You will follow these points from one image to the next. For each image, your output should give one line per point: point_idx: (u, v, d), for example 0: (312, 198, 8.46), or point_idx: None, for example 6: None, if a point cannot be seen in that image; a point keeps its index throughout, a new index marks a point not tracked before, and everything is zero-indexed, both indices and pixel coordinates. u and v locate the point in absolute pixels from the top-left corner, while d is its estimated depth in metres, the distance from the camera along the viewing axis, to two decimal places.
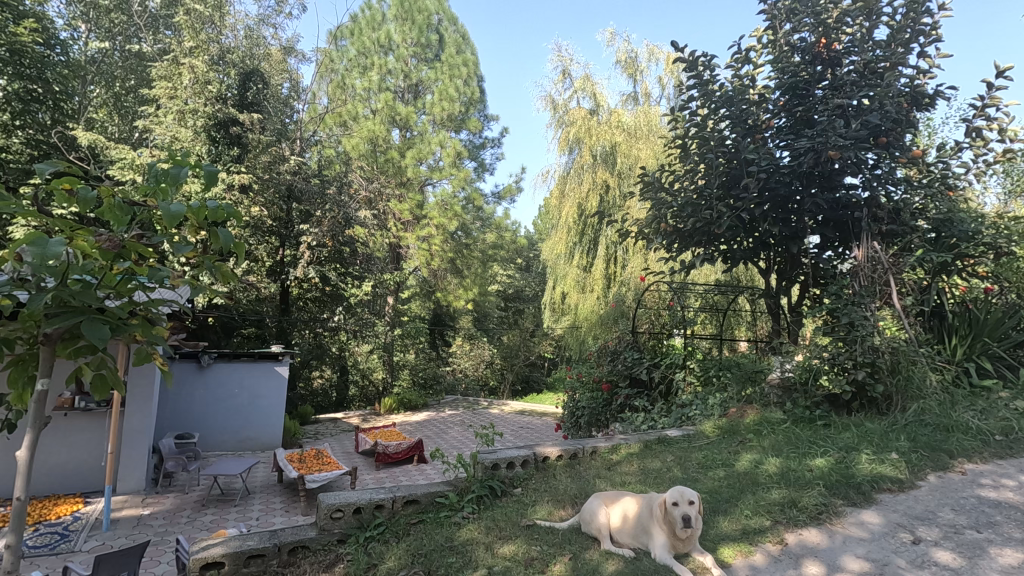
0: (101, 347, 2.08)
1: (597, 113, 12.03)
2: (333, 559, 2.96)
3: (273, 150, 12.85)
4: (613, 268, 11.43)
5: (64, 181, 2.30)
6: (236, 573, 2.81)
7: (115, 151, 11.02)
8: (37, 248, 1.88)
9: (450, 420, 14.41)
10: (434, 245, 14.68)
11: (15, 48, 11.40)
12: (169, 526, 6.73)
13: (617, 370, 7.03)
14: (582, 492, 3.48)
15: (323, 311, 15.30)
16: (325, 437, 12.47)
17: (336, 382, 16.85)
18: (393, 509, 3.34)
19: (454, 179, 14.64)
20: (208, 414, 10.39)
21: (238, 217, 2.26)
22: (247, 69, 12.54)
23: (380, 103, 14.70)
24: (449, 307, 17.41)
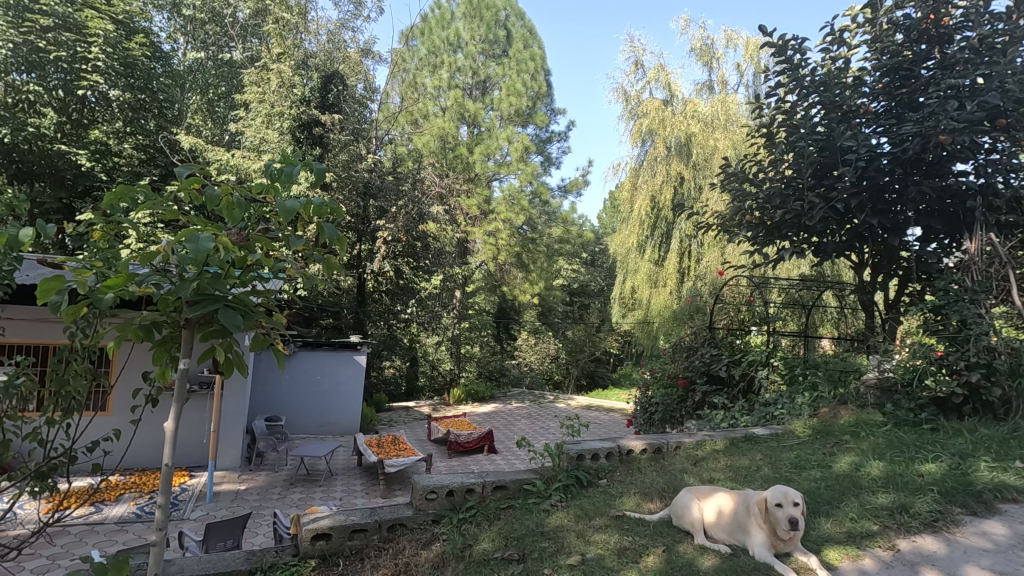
0: (235, 331, 2.31)
1: (671, 103, 11.76)
2: (429, 537, 3.10)
3: (351, 149, 13.47)
4: (687, 262, 11.16)
5: (193, 181, 2.48)
6: (342, 544, 3.00)
7: (213, 152, 11.96)
8: (193, 243, 2.13)
9: (518, 412, 14.57)
10: (501, 239, 14.75)
11: (127, 61, 12.68)
12: (264, 501, 7.26)
13: (693, 366, 6.85)
14: (669, 487, 3.47)
15: (396, 304, 15.50)
16: (398, 425, 12.96)
17: (407, 371, 17.49)
18: (482, 494, 3.46)
19: (522, 173, 14.69)
20: (294, 399, 11.08)
21: (341, 213, 2.43)
22: (327, 73, 13.21)
23: (450, 100, 15.04)
24: (515, 301, 17.59)
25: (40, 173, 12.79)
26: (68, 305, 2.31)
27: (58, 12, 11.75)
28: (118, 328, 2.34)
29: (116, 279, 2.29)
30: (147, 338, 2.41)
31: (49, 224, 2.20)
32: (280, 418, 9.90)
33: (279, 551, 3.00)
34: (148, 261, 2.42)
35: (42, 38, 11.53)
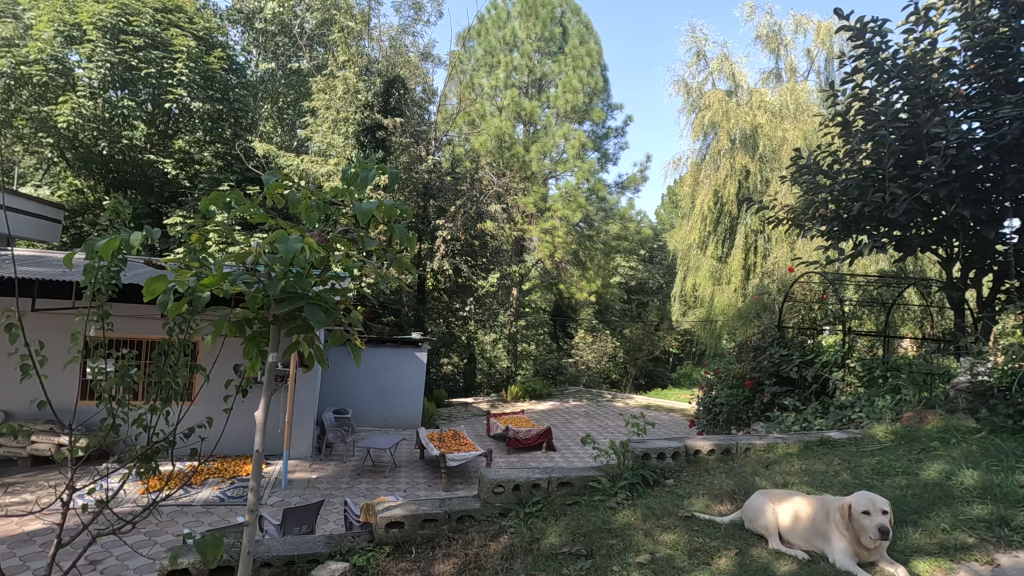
0: (319, 327, 2.45)
1: (735, 94, 11.35)
2: (497, 529, 3.17)
3: (412, 151, 13.82)
4: (753, 259, 10.77)
5: (276, 186, 2.67)
6: (414, 533, 3.12)
7: (284, 158, 12.60)
8: (282, 245, 2.28)
9: (576, 411, 14.51)
10: (558, 237, 14.68)
11: (207, 74, 13.74)
12: (333, 490, 7.61)
13: (762, 367, 6.59)
14: (740, 488, 3.39)
15: (454, 302, 15.82)
16: (458, 421, 13.21)
17: (464, 368, 17.76)
18: (548, 489, 3.49)
19: (579, 170, 14.62)
20: (359, 392, 11.54)
21: (410, 215, 2.55)
22: (390, 77, 13.56)
23: (506, 99, 15.14)
24: (572, 299, 17.55)
25: (133, 181, 13.89)
26: (171, 302, 2.52)
27: (149, 32, 12.75)
28: (215, 325, 2.54)
29: (211, 278, 2.47)
30: (240, 333, 2.60)
31: (156, 228, 2.40)
32: (346, 410, 10.33)
33: (355, 537, 3.16)
34: (239, 261, 2.61)
35: (135, 57, 12.52)
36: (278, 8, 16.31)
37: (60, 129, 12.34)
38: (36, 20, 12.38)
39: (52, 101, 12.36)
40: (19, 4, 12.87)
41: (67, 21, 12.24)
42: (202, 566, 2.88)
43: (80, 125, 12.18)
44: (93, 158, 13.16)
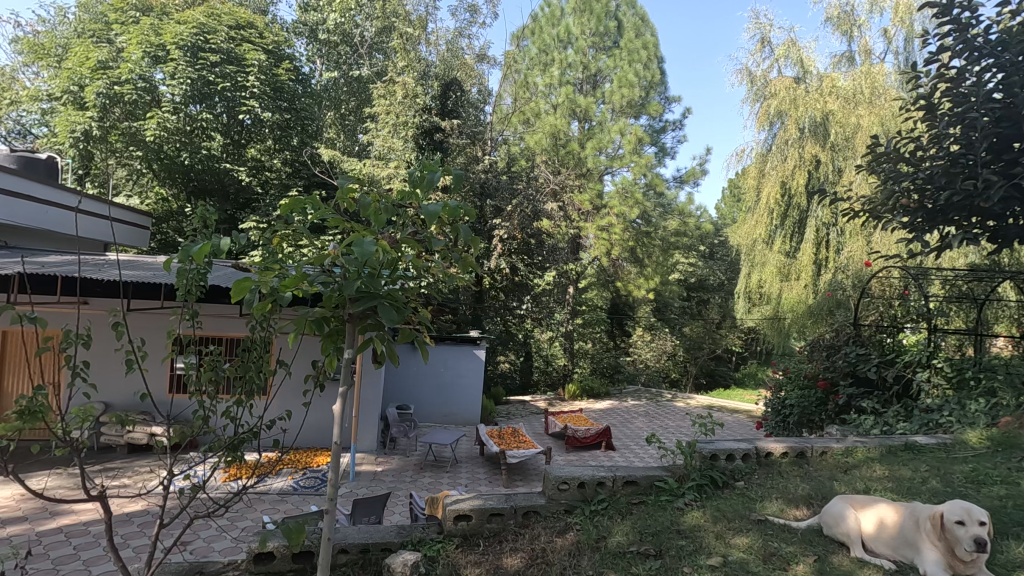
0: (391, 326, 2.57)
1: (803, 80, 10.82)
2: (563, 526, 3.20)
3: (468, 152, 14.00)
4: (825, 253, 10.24)
5: (348, 191, 2.81)
6: (481, 526, 3.19)
7: (348, 163, 13.10)
8: (359, 247, 2.41)
9: (635, 410, 14.29)
10: (614, 234, 14.49)
11: (276, 85, 14.47)
12: (398, 483, 7.87)
13: (836, 367, 6.24)
14: (817, 493, 3.26)
15: (512, 300, 15.98)
16: (516, 418, 13.31)
17: (521, 366, 17.86)
18: (613, 488, 3.48)
19: (635, 166, 14.27)
20: (420, 389, 11.85)
21: (474, 214, 2.61)
22: (447, 80, 13.77)
23: (562, 97, 15.05)
24: (629, 297, 17.28)
25: (211, 189, 14.82)
26: (256, 301, 2.69)
27: (224, 49, 13.59)
28: (297, 323, 2.70)
29: (291, 279, 2.63)
30: (318, 330, 2.75)
31: (240, 233, 2.60)
32: (409, 406, 10.63)
33: (425, 528, 3.26)
34: (316, 264, 2.76)
35: (212, 72, 13.38)
36: (340, 18, 16.91)
37: (148, 143, 13.34)
38: (126, 43, 13.40)
39: (140, 117, 13.34)
40: (111, 29, 13.97)
41: (153, 42, 13.16)
42: (284, 551, 3.06)
43: (165, 138, 13.09)
44: (176, 167, 14.16)
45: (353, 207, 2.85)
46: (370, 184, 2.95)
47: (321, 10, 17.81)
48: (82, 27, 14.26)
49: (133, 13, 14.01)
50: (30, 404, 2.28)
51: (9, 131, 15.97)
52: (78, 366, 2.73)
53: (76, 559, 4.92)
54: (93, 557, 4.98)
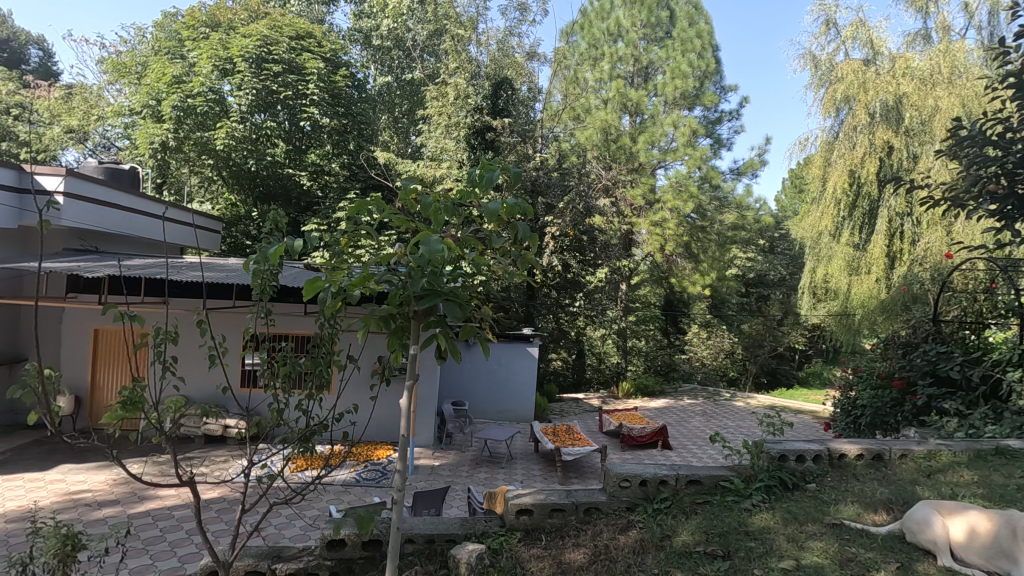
0: (455, 322, 2.64)
1: (873, 63, 10.22)
2: (626, 524, 3.18)
3: (519, 150, 14.03)
4: (899, 245, 9.64)
5: (410, 192, 2.89)
6: (543, 521, 3.22)
7: (403, 165, 13.45)
8: (425, 247, 2.48)
9: (692, 409, 13.96)
10: (668, 229, 14.15)
11: (334, 92, 15.01)
12: (455, 477, 8.03)
13: (915, 366, 5.86)
14: (899, 499, 3.12)
15: (564, 298, 16.00)
16: (569, 416, 13.27)
17: (573, 363, 17.79)
18: (676, 487, 3.42)
19: (689, 159, 13.62)
20: (474, 386, 12.00)
21: (533, 212, 2.65)
22: (498, 80, 13.82)
23: (612, 91, 14.70)
24: (684, 293, 16.87)
25: (275, 194, 15.53)
26: (328, 299, 2.80)
27: (286, 59, 14.23)
28: (365, 320, 2.81)
29: (360, 278, 2.74)
30: (385, 327, 2.87)
31: (311, 236, 2.73)
32: (464, 403, 10.78)
33: (488, 522, 3.32)
34: (381, 263, 2.86)
35: (275, 82, 14.00)
36: (393, 23, 17.29)
37: (218, 152, 14.08)
38: (198, 58, 14.19)
39: (210, 127, 14.11)
40: (184, 45, 14.85)
41: (222, 56, 13.89)
42: (355, 538, 3.20)
43: (233, 147, 13.82)
44: (243, 174, 14.93)
45: (415, 207, 2.94)
46: (430, 184, 3.02)
47: (375, 17, 18.31)
48: (158, 44, 15.22)
49: (203, 29, 14.83)
50: (130, 394, 2.48)
51: (95, 144, 17.25)
52: (168, 361, 2.94)
53: (163, 541, 5.29)
54: (177, 539, 5.35)
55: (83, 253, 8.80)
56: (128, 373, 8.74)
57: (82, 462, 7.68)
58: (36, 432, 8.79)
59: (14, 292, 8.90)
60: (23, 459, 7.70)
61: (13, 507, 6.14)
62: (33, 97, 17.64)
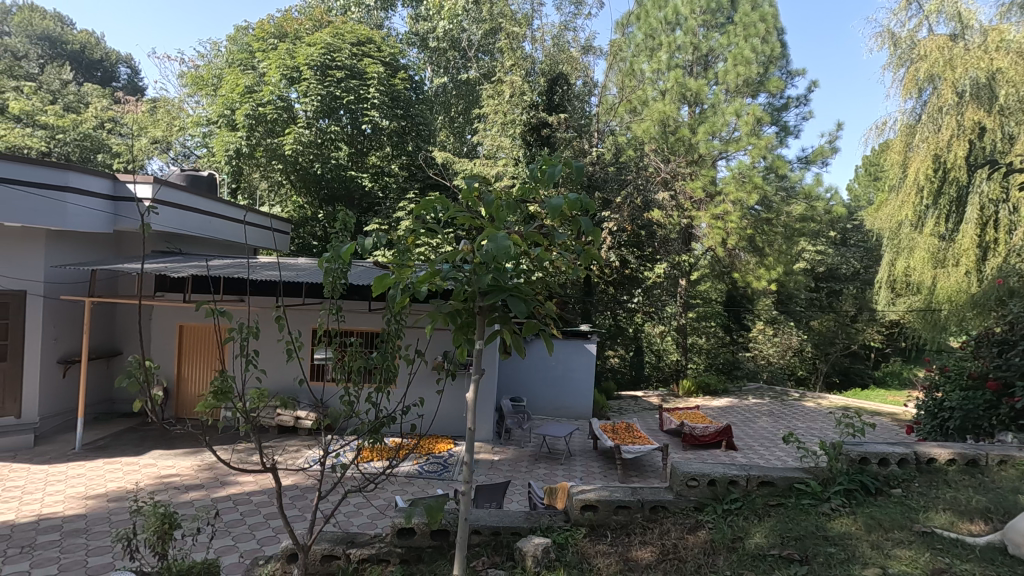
0: (519, 318, 2.68)
1: (961, 37, 9.44)
2: (694, 524, 3.12)
3: (575, 146, 13.93)
4: (993, 234, 8.86)
5: (473, 190, 2.94)
6: (608, 518, 3.20)
7: (460, 164, 13.71)
8: (493, 243, 2.51)
9: (758, 409, 13.43)
10: (730, 223, 13.40)
11: (393, 95, 15.40)
12: (514, 472, 8.09)
13: (1013, 366, 5.38)
14: (999, 507, 2.91)
15: (622, 293, 15.90)
16: (628, 414, 13.08)
17: (632, 360, 17.55)
18: (747, 488, 3.32)
19: (753, 149, 12.74)
20: (533, 381, 12.02)
21: (596, 207, 2.64)
22: (553, 75, 13.71)
23: (669, 82, 14.29)
24: (748, 288, 16.26)
25: (339, 196, 16.15)
26: (395, 294, 2.88)
27: (348, 65, 14.78)
28: (432, 315, 2.90)
29: (427, 275, 2.81)
30: (451, 322, 2.95)
31: (379, 235, 2.83)
32: (522, 399, 10.82)
33: (553, 516, 3.33)
34: (445, 260, 2.92)
35: (338, 87, 14.55)
36: (449, 25, 17.55)
37: (287, 157, 14.76)
38: (267, 68, 14.96)
39: (279, 134, 14.80)
40: (255, 57, 15.68)
41: (290, 65, 14.57)
42: (424, 527, 3.29)
43: (301, 151, 14.48)
44: (310, 177, 15.60)
45: (478, 204, 2.98)
46: (493, 182, 3.06)
47: (431, 19, 18.66)
48: (232, 58, 16.16)
49: (272, 41, 15.59)
50: (219, 383, 2.69)
51: (177, 154, 18.51)
52: (250, 354, 3.14)
53: (243, 524, 5.63)
54: (256, 523, 5.68)
55: (169, 254, 9.57)
56: (211, 366, 9.36)
57: (170, 448, 8.29)
58: (132, 420, 9.56)
59: (111, 291, 9.71)
60: (120, 444, 8.39)
61: (113, 488, 6.72)
62: (123, 111, 19.15)
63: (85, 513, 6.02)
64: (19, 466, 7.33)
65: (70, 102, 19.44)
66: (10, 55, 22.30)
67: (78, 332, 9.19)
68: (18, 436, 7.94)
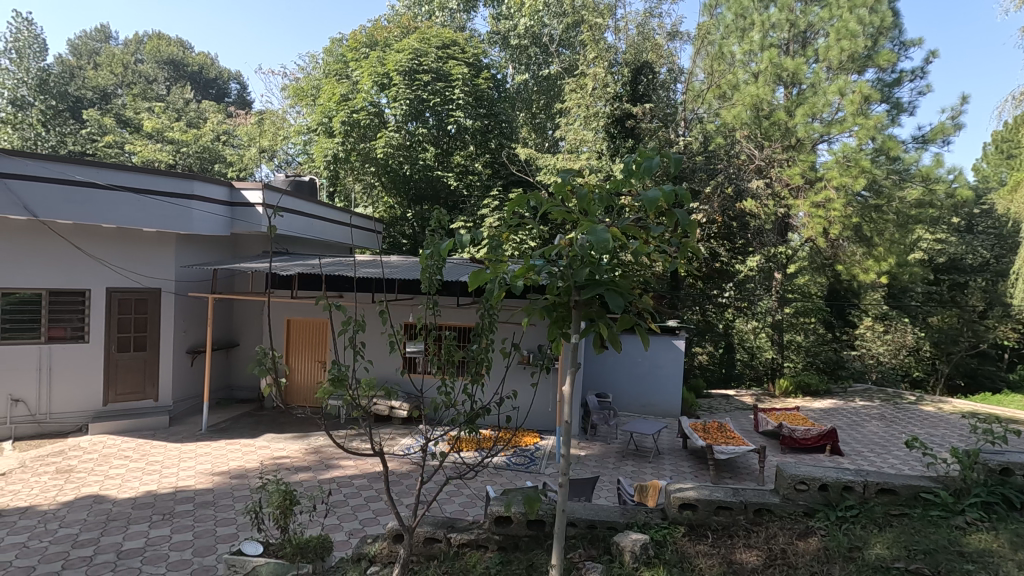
0: (617, 313, 2.67)
1: None
2: (805, 529, 3.03)
3: (661, 136, 13.49)
4: None
5: (564, 185, 2.94)
6: (708, 518, 3.14)
7: (544, 160, 13.84)
8: (592, 237, 2.49)
9: (867, 412, 12.38)
10: (832, 211, 12.48)
11: (477, 95, 15.67)
12: (602, 468, 8.05)
13: None
14: None
15: (713, 288, 15.33)
16: (720, 413, 12.55)
17: (722, 358, 16.84)
18: (864, 495, 3.23)
19: (860, 130, 11.77)
20: (618, 378, 11.86)
21: (694, 198, 2.56)
22: (638, 64, 13.35)
23: (763, 62, 13.10)
24: (854, 282, 15.03)
25: (427, 196, 16.77)
26: (492, 289, 2.95)
27: (434, 68, 15.23)
28: (529, 310, 2.96)
29: (522, 269, 2.84)
30: (548, 316, 3.00)
31: (473, 232, 2.89)
32: (608, 395, 10.73)
33: (649, 512, 3.30)
34: (540, 255, 2.94)
35: (426, 90, 15.07)
36: (530, 22, 17.59)
37: (378, 160, 15.51)
38: (360, 77, 15.80)
39: (371, 138, 15.63)
40: (348, 66, 16.60)
41: (380, 72, 15.29)
42: (520, 517, 3.36)
43: (391, 154, 15.26)
44: (399, 179, 16.31)
45: (570, 199, 2.99)
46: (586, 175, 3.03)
47: (512, 17, 18.77)
48: (328, 68, 17.20)
49: (364, 50, 16.42)
50: (335, 372, 2.94)
51: (281, 161, 20.04)
52: (357, 346, 3.37)
53: (348, 505, 6.05)
54: (359, 504, 6.08)
55: (276, 254, 10.38)
56: (316, 357, 10.12)
57: (281, 432, 9.04)
58: (248, 405, 10.53)
59: (230, 288, 10.73)
60: (238, 427, 9.27)
61: (235, 466, 7.45)
62: (235, 125, 21.02)
63: (213, 487, 6.72)
64: (158, 444, 8.31)
65: (191, 118, 21.61)
66: (144, 80, 25.24)
67: (202, 326, 10.23)
68: (156, 417, 9.00)
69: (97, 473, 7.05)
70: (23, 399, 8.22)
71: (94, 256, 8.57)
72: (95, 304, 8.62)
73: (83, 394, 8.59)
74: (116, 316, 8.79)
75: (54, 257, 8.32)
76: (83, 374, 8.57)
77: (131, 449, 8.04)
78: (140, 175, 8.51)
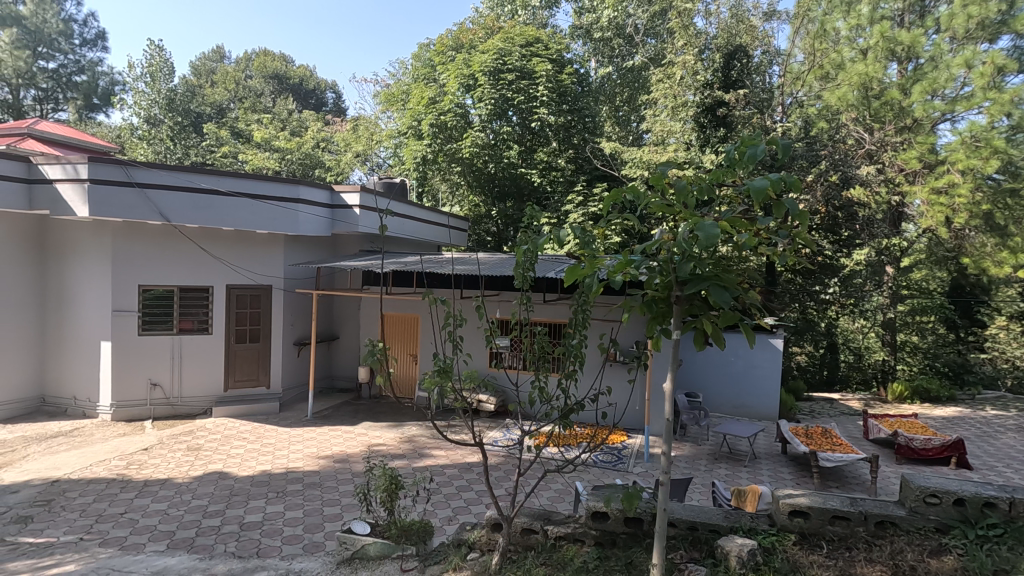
0: (723, 308, 2.60)
1: None
2: (938, 546, 2.85)
3: (756, 123, 12.75)
4: None
5: (661, 177, 2.85)
6: (823, 528, 3.02)
7: (629, 153, 13.58)
8: (700, 233, 2.39)
9: (1000, 423, 11.00)
10: (955, 198, 11.28)
11: (560, 90, 15.54)
12: (694, 470, 7.78)
13: None
14: None
15: (815, 284, 14.39)
16: (823, 417, 11.71)
17: (825, 359, 15.69)
18: (1011, 513, 2.96)
19: (992, 106, 10.45)
20: (709, 377, 11.40)
21: (805, 186, 2.41)
22: (731, 48, 12.65)
23: (874, 36, 11.83)
24: (983, 277, 13.41)
25: (510, 193, 17.00)
26: (590, 285, 2.94)
27: (518, 67, 15.27)
28: (627, 305, 2.95)
29: (619, 264, 2.78)
30: (648, 312, 2.99)
31: (569, 229, 2.86)
32: (699, 395, 10.36)
33: (756, 517, 3.18)
34: (638, 250, 2.88)
35: (510, 89, 15.20)
36: (614, 13, 17.17)
37: (465, 159, 15.93)
38: (447, 79, 16.30)
39: (457, 139, 16.05)
40: (436, 70, 17.19)
41: (466, 73, 15.71)
42: (618, 514, 3.34)
43: (476, 153, 15.61)
44: (485, 178, 16.67)
45: (667, 192, 2.89)
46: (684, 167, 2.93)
47: (595, 9, 18.40)
48: (417, 73, 17.90)
49: (450, 53, 16.87)
50: (439, 363, 3.10)
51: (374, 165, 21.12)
52: (456, 338, 3.48)
53: (441, 492, 6.29)
54: (452, 492, 6.30)
55: (372, 254, 10.91)
56: (409, 351, 10.60)
57: (377, 421, 9.55)
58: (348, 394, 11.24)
59: (331, 284, 11.47)
60: (339, 415, 9.90)
61: (338, 451, 7.98)
62: (333, 132, 22.42)
63: (319, 469, 7.25)
64: (270, 427, 9.08)
65: (295, 127, 23.29)
66: (253, 94, 27.59)
67: (308, 319, 11.05)
68: (267, 403, 9.82)
69: (221, 452, 7.83)
70: (159, 384, 9.28)
71: (216, 256, 9.50)
72: (217, 298, 9.54)
73: (207, 380, 9.56)
74: (234, 310, 9.69)
75: (183, 256, 9.30)
76: (208, 362, 9.53)
77: (248, 431, 8.84)
78: (251, 181, 9.30)
